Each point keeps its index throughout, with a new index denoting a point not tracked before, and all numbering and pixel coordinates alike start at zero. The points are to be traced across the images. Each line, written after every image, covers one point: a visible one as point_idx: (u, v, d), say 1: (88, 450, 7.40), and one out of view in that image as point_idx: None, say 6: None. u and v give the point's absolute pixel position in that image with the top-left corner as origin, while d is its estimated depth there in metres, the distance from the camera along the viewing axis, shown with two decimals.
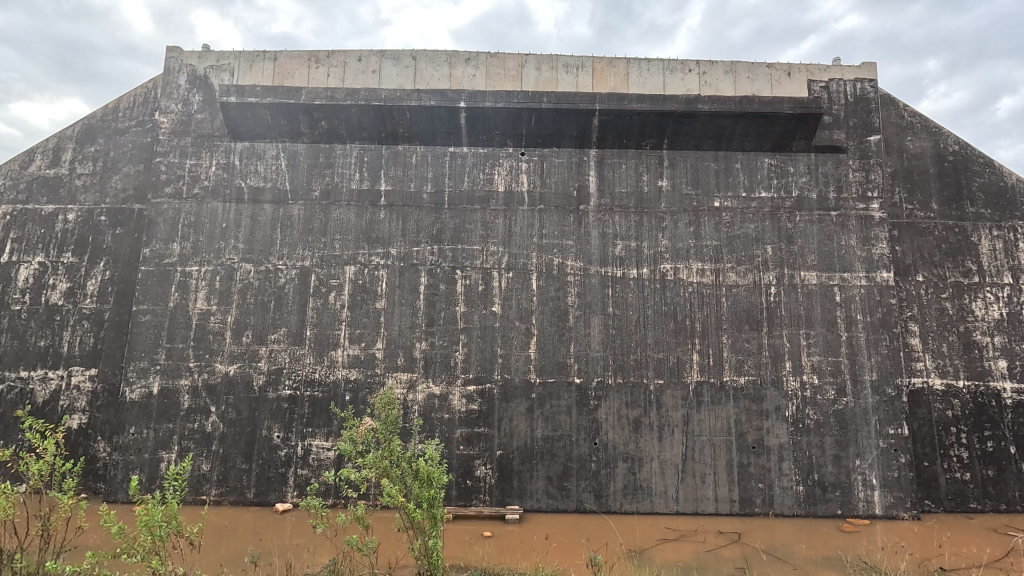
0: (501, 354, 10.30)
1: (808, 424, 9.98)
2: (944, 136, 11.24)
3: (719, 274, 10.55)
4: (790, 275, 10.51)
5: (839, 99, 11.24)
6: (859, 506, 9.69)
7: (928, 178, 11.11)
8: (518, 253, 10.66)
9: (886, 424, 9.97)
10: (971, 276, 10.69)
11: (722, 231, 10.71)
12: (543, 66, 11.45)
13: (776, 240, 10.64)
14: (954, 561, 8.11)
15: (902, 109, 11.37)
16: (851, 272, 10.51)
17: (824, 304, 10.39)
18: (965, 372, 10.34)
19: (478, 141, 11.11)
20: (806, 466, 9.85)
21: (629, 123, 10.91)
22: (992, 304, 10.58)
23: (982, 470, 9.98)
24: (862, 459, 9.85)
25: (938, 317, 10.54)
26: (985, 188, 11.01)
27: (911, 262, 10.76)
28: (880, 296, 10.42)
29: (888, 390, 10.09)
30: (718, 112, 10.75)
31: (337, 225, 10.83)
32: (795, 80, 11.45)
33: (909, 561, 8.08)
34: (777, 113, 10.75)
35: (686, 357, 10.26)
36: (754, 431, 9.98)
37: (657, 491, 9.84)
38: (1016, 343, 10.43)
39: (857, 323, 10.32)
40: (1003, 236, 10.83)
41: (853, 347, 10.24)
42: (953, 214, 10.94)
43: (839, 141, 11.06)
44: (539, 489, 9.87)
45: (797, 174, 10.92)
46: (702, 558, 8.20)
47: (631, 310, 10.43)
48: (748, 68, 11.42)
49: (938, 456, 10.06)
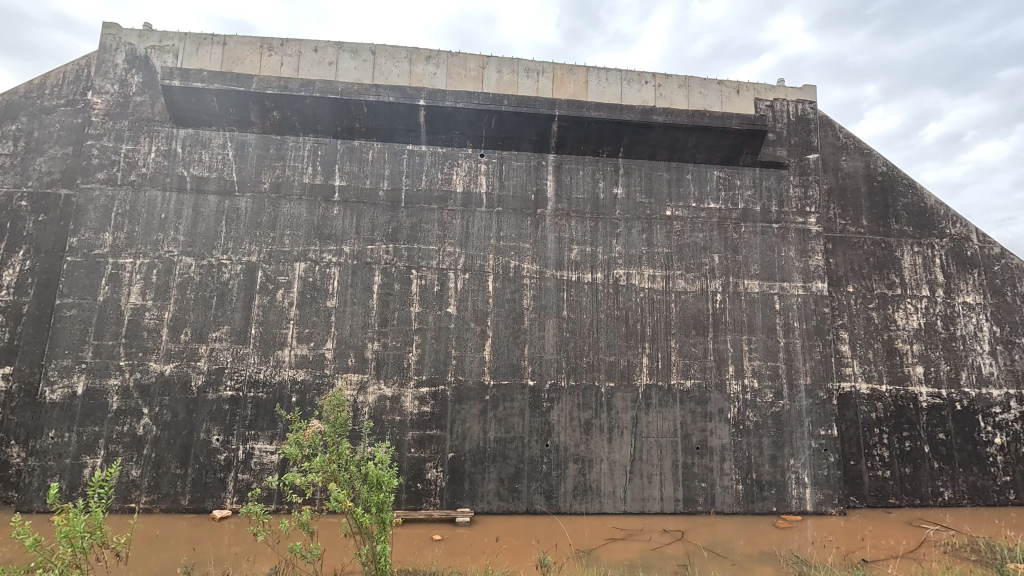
0: (454, 356, 10.23)
1: (748, 426, 10.47)
2: (874, 157, 12.10)
3: (669, 281, 10.90)
4: (734, 282, 11.00)
5: (782, 117, 11.90)
6: (792, 502, 10.26)
7: (859, 196, 11.92)
8: (475, 254, 10.63)
9: (817, 425, 10.60)
10: (894, 287, 11.55)
11: (673, 239, 11.08)
12: (504, 69, 11.45)
13: (723, 249, 11.11)
14: (874, 553, 8.70)
15: (838, 131, 12.15)
16: (790, 282, 11.12)
17: (764, 311, 10.94)
18: (887, 377, 11.15)
19: (437, 140, 11.02)
20: (745, 466, 10.34)
21: (587, 130, 11.12)
22: (912, 314, 11.46)
23: (900, 468, 10.80)
24: (796, 458, 10.44)
25: (866, 325, 11.32)
26: (907, 207, 11.94)
27: (843, 274, 11.50)
28: (815, 305, 11.08)
29: (820, 394, 10.74)
30: (672, 124, 11.15)
31: (287, 220, 10.44)
32: (743, 98, 11.91)
33: (835, 554, 8.61)
34: (725, 128, 11.27)
35: (636, 361, 10.54)
36: (698, 432, 10.37)
37: (606, 491, 10.05)
38: (932, 350, 11.35)
39: (794, 330, 10.93)
40: (922, 252, 11.77)
41: (790, 353, 10.83)
42: (880, 230, 11.79)
43: (781, 158, 11.69)
44: (490, 491, 9.86)
45: (743, 187, 11.46)
46: (647, 557, 8.40)
47: (585, 314, 10.61)
48: (700, 83, 11.81)
49: (863, 456, 10.78)
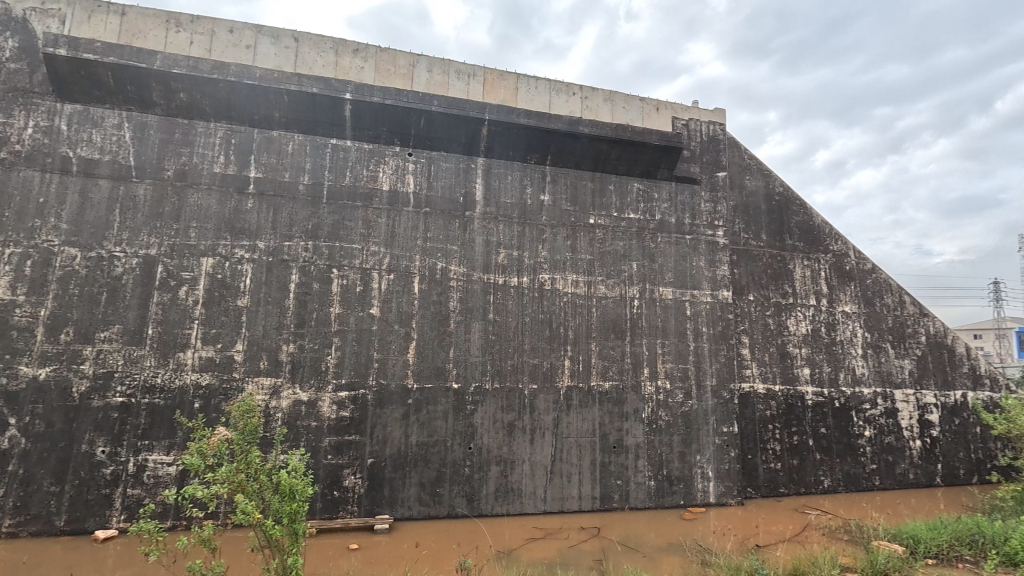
0: (377, 358, 9.95)
1: (660, 424, 11.11)
2: (773, 178, 13.35)
3: (591, 286, 11.32)
4: (650, 289, 11.65)
5: (696, 137, 12.79)
6: (697, 495, 11.01)
7: (760, 213, 13.09)
8: (401, 255, 10.42)
9: (721, 423, 11.46)
10: (787, 297, 12.78)
11: (596, 246, 11.53)
12: (435, 69, 11.31)
13: (641, 258, 11.73)
14: (766, 538, 9.56)
15: (743, 152, 13.27)
16: (700, 290, 11.96)
17: (677, 317, 11.67)
18: (780, 378, 12.31)
19: (363, 136, 10.68)
20: (657, 463, 10.95)
21: (516, 136, 11.32)
22: (801, 321, 12.75)
23: (789, 460, 11.95)
24: (702, 454, 11.22)
25: (763, 331, 12.42)
26: (799, 225, 13.28)
27: (745, 283, 12.54)
28: (720, 312, 12.00)
29: (724, 394, 11.63)
30: (597, 135, 11.66)
31: (193, 212, 9.64)
32: (661, 115, 12.63)
33: (733, 541, 9.36)
34: (645, 143, 11.98)
35: (559, 364, 10.83)
36: (615, 432, 10.84)
37: (527, 492, 10.22)
38: (817, 354, 12.69)
39: (702, 335, 11.76)
40: (810, 265, 13.14)
41: (699, 356, 11.64)
42: (777, 244, 13.02)
43: (694, 174, 12.56)
44: (411, 497, 9.68)
45: (660, 200, 12.17)
46: (565, 554, 8.65)
47: (510, 317, 10.74)
48: (623, 98, 12.39)
49: (758, 450, 11.81)
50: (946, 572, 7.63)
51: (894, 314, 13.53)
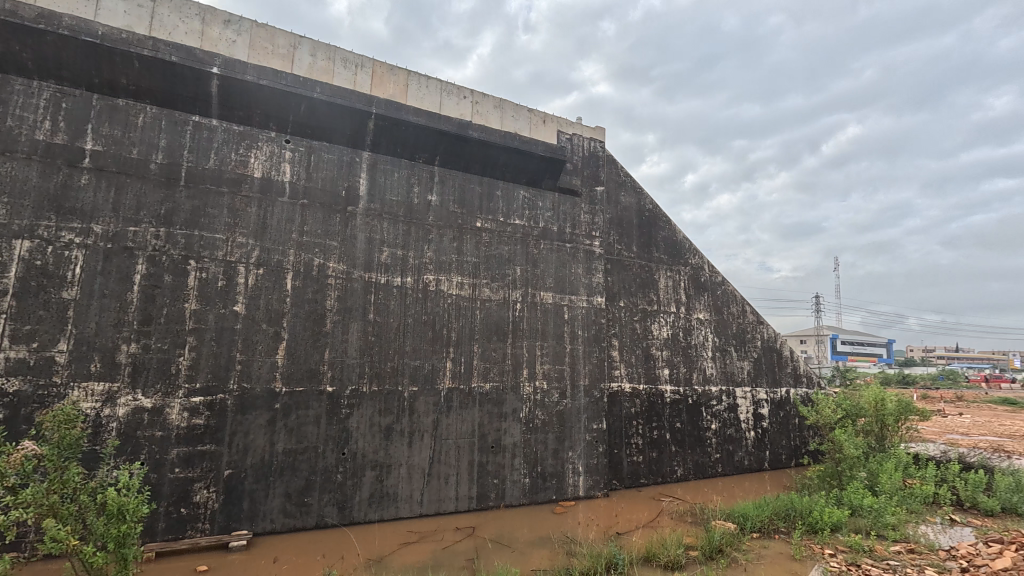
0: (240, 360, 9.11)
1: (536, 423, 11.57)
2: (644, 195, 14.62)
3: (475, 289, 11.45)
4: (532, 293, 12.09)
5: (578, 151, 13.58)
6: (568, 490, 11.65)
7: (632, 226, 14.25)
8: (272, 248, 9.66)
9: (591, 420, 12.25)
10: (653, 304, 14.05)
11: (481, 249, 11.68)
12: (319, 54, 10.54)
13: (524, 263, 12.13)
14: (625, 525, 10.41)
15: (620, 169, 14.35)
16: (577, 295, 12.68)
17: (555, 320, 12.25)
18: (644, 378, 13.47)
19: (232, 116, 9.79)
20: (532, 460, 11.38)
21: (404, 133, 11.19)
22: (663, 326, 14.10)
23: (649, 452, 13.12)
24: (574, 450, 11.90)
25: (631, 335, 13.51)
26: (665, 239, 14.70)
27: (617, 290, 13.55)
28: (595, 316, 12.83)
29: (595, 393, 12.44)
30: (485, 140, 11.99)
31: (5, 184, 8.08)
32: (548, 128, 13.14)
33: (597, 531, 10.04)
34: (531, 151, 12.56)
35: (440, 365, 10.79)
36: (493, 432, 11.07)
37: (403, 496, 10.02)
38: (676, 356, 14.11)
39: (578, 338, 12.48)
40: (672, 276, 14.59)
41: (574, 357, 12.32)
42: (645, 256, 14.26)
43: (576, 186, 13.31)
44: (274, 509, 9.00)
45: (544, 208, 12.70)
46: (438, 556, 8.63)
47: (392, 318, 10.48)
48: (513, 107, 12.74)
49: (624, 445, 12.80)
50: (766, 543, 8.92)
51: (737, 321, 15.53)
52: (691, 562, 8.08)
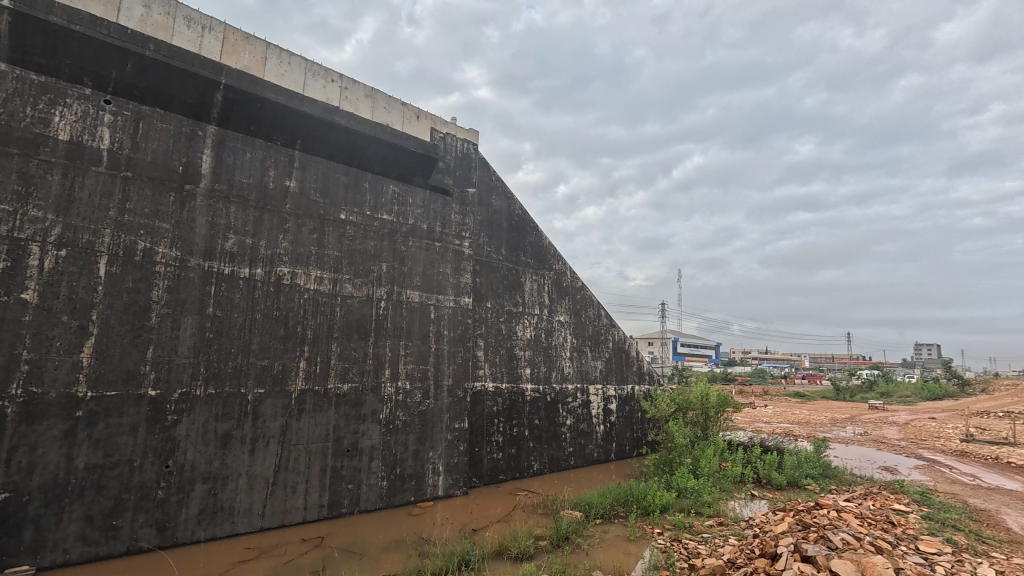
0: (27, 359, 7.48)
1: (396, 425, 11.27)
2: (514, 200, 15.10)
3: (336, 284, 10.79)
4: (398, 291, 11.76)
5: (451, 151, 13.59)
6: (427, 490, 11.54)
7: (502, 230, 14.63)
8: (81, 226, 8.12)
9: (454, 420, 12.29)
10: (518, 306, 14.56)
11: (344, 243, 11.06)
12: (154, 7, 9.24)
13: (390, 259, 11.76)
14: (481, 521, 10.62)
15: (492, 173, 14.65)
16: (444, 295, 12.64)
17: (421, 319, 12.07)
18: (507, 377, 13.86)
19: (29, 62, 8.04)
20: (391, 463, 11.07)
21: (260, 111, 10.19)
22: (527, 327, 14.68)
23: (509, 449, 13.55)
24: (434, 450, 11.83)
25: (497, 335, 13.83)
26: (531, 244, 15.35)
27: (485, 291, 13.78)
28: (461, 316, 12.91)
29: (458, 392, 12.51)
30: (353, 129, 11.41)
31: None
32: (421, 124, 12.97)
33: (453, 529, 10.10)
34: (403, 146, 12.26)
35: (292, 365, 9.98)
36: (350, 435, 10.54)
37: (241, 510, 9.06)
38: (537, 356, 14.77)
39: (443, 337, 12.44)
40: (537, 280, 15.29)
41: (438, 357, 12.25)
42: (513, 259, 14.74)
43: (447, 185, 13.29)
44: (70, 537, 7.55)
45: (414, 205, 12.46)
46: (278, 572, 7.96)
47: (236, 312, 9.44)
48: (385, 98, 12.31)
49: (485, 443, 13.05)
50: (606, 527, 9.73)
51: (593, 324, 16.78)
52: (539, 551, 8.47)
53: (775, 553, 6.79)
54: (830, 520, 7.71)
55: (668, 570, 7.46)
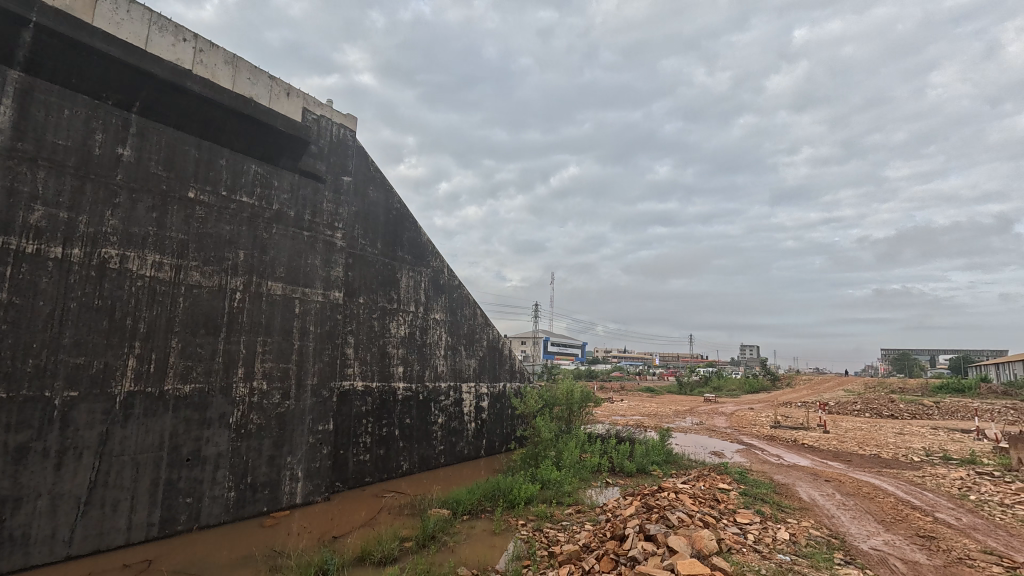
0: None
1: (249, 429, 10.21)
2: (393, 193, 14.60)
3: (180, 271, 9.45)
4: (257, 282, 10.67)
5: (325, 135, 12.73)
6: (283, 499, 10.67)
7: (378, 223, 14.08)
8: None
9: (317, 421, 11.51)
10: (392, 302, 14.11)
11: (193, 225, 9.74)
12: None
13: (249, 247, 10.63)
14: (342, 527, 10.11)
15: (370, 163, 14.01)
16: (311, 288, 11.78)
17: (283, 314, 11.08)
18: (378, 376, 13.35)
19: None
20: (241, 471, 10.01)
21: (85, 61, 8.58)
22: (401, 324, 14.30)
23: (377, 451, 13.07)
24: (293, 455, 10.97)
25: (369, 332, 13.24)
26: (409, 240, 15.00)
27: (357, 286, 13.12)
28: (329, 312, 12.13)
29: (323, 392, 11.74)
30: (209, 97, 10.10)
31: None
32: (292, 102, 11.93)
33: (310, 538, 9.47)
34: (268, 124, 11.19)
35: (118, 364, 8.52)
36: (191, 442, 9.29)
37: (38, 538, 7.49)
38: (411, 354, 14.47)
39: (308, 334, 11.57)
40: (414, 276, 14.99)
41: (302, 355, 11.36)
42: (389, 254, 14.26)
43: (319, 171, 12.43)
44: None
45: (280, 189, 11.43)
46: None
47: (42, 300, 7.81)
48: (250, 68, 11.10)
49: (351, 445, 12.41)
50: (473, 523, 9.86)
51: (469, 322, 16.92)
52: (404, 553, 8.29)
53: (624, 534, 7.46)
54: (669, 501, 8.68)
55: (530, 559, 7.78)
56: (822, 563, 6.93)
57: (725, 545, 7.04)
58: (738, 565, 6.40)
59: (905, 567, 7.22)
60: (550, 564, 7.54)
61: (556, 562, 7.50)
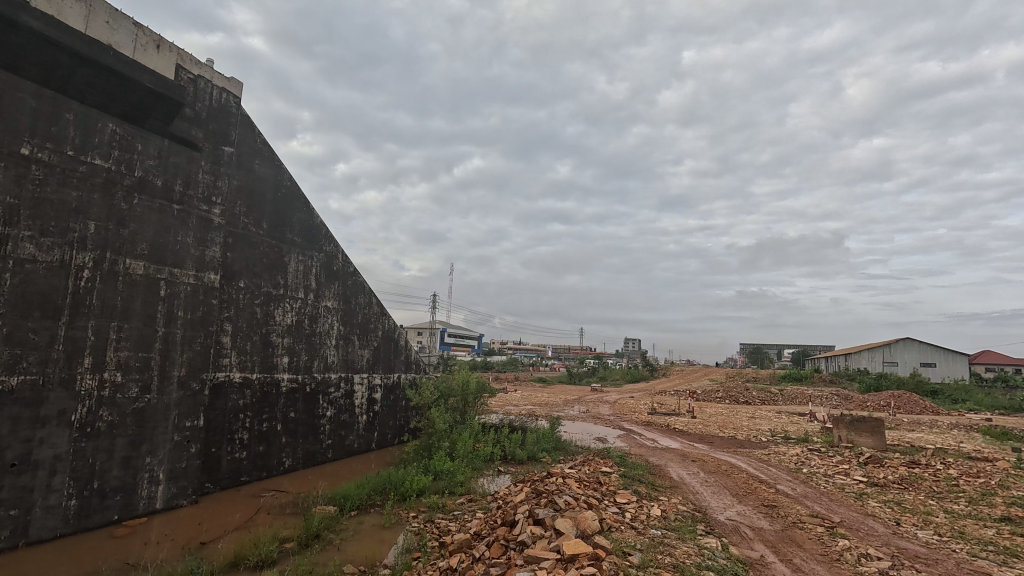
0: None
1: (97, 428, 8.87)
2: (283, 171, 13.51)
3: (8, 242, 7.92)
4: (112, 260, 9.27)
5: (203, 98, 11.39)
6: (139, 505, 9.45)
7: (264, 201, 12.96)
8: None
9: (183, 417, 10.33)
10: (279, 288, 13.09)
11: (26, 188, 8.20)
12: None
13: (103, 218, 9.19)
14: (212, 533, 9.21)
15: (257, 135, 12.81)
16: (181, 269, 10.48)
17: (145, 297, 9.74)
18: (259, 367, 12.32)
19: None
20: (85, 476, 8.68)
21: None
22: (288, 312, 13.31)
23: (255, 447, 12.08)
24: (153, 456, 9.74)
25: (249, 319, 12.15)
26: (300, 222, 14.00)
27: (238, 269, 11.95)
28: (203, 296, 10.91)
29: (193, 385, 10.54)
30: (52, 38, 8.54)
31: None
32: (163, 56, 10.49)
33: (172, 547, 8.50)
34: (132, 78, 9.72)
35: None
36: (18, 445, 7.84)
37: None
38: (298, 343, 13.54)
39: (176, 320, 10.30)
40: (303, 260, 14.03)
41: (167, 343, 10.10)
42: (276, 236, 13.18)
43: (195, 138, 11.09)
44: None
45: (145, 154, 10.03)
46: None
47: None
48: (108, 11, 9.55)
49: (225, 442, 11.33)
50: (362, 518, 9.54)
51: (364, 311, 16.26)
52: (284, 555, 7.78)
53: (514, 520, 7.68)
54: (557, 486, 9.09)
55: (420, 550, 7.71)
56: (687, 535, 7.70)
57: (606, 524, 7.54)
58: (617, 542, 6.87)
59: (752, 533, 8.27)
60: (441, 554, 7.53)
61: (447, 551, 7.51)
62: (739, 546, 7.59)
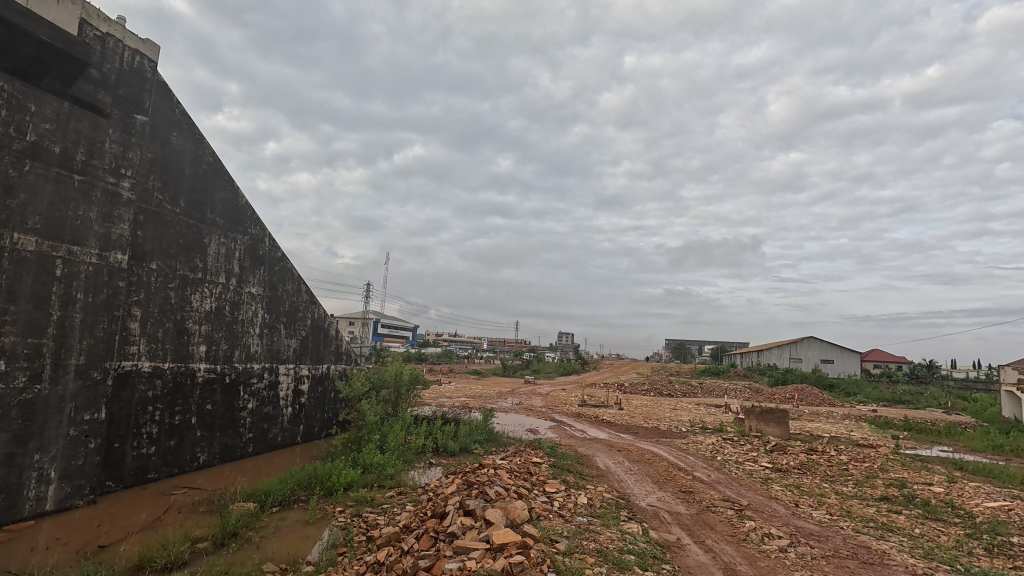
0: None
1: None
2: (204, 145, 12.54)
3: None
4: None
5: (113, 59, 10.34)
6: (24, 508, 8.47)
7: (183, 176, 11.99)
8: None
9: (81, 410, 9.37)
10: (196, 272, 12.16)
11: None
12: None
13: None
14: (113, 535, 8.47)
15: (175, 104, 11.82)
16: (82, 247, 9.48)
17: (36, 276, 8.73)
18: (172, 356, 11.42)
19: None
20: None
21: None
22: (206, 297, 12.42)
23: (165, 442, 11.20)
24: (43, 453, 8.78)
25: (161, 304, 11.22)
26: (223, 202, 13.10)
27: (149, 249, 10.97)
28: (108, 277, 9.93)
29: (94, 374, 9.60)
30: None
31: None
32: (64, 8, 9.38)
33: (65, 552, 7.74)
34: (26, 30, 8.65)
35: None
36: None
37: None
38: (216, 331, 12.67)
39: (74, 303, 9.32)
40: (226, 243, 13.15)
41: (63, 329, 9.12)
42: (194, 215, 12.21)
43: (102, 103, 10.05)
44: None
45: (40, 117, 8.97)
46: None
47: None
48: None
49: (130, 436, 10.41)
50: (284, 514, 9.14)
51: (291, 299, 15.53)
52: (196, 555, 7.32)
53: (444, 512, 7.67)
54: (488, 476, 9.19)
55: (346, 545, 7.51)
56: (611, 521, 8.07)
57: (535, 512, 7.72)
58: (545, 530, 7.06)
59: (670, 517, 8.78)
60: (368, 548, 7.38)
61: (375, 545, 7.37)
62: (658, 530, 8.04)
